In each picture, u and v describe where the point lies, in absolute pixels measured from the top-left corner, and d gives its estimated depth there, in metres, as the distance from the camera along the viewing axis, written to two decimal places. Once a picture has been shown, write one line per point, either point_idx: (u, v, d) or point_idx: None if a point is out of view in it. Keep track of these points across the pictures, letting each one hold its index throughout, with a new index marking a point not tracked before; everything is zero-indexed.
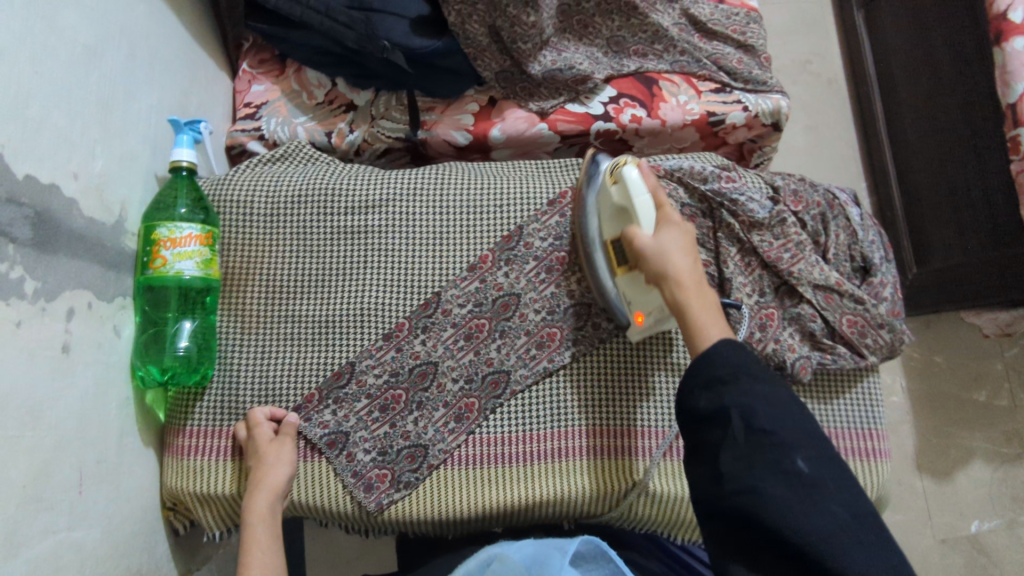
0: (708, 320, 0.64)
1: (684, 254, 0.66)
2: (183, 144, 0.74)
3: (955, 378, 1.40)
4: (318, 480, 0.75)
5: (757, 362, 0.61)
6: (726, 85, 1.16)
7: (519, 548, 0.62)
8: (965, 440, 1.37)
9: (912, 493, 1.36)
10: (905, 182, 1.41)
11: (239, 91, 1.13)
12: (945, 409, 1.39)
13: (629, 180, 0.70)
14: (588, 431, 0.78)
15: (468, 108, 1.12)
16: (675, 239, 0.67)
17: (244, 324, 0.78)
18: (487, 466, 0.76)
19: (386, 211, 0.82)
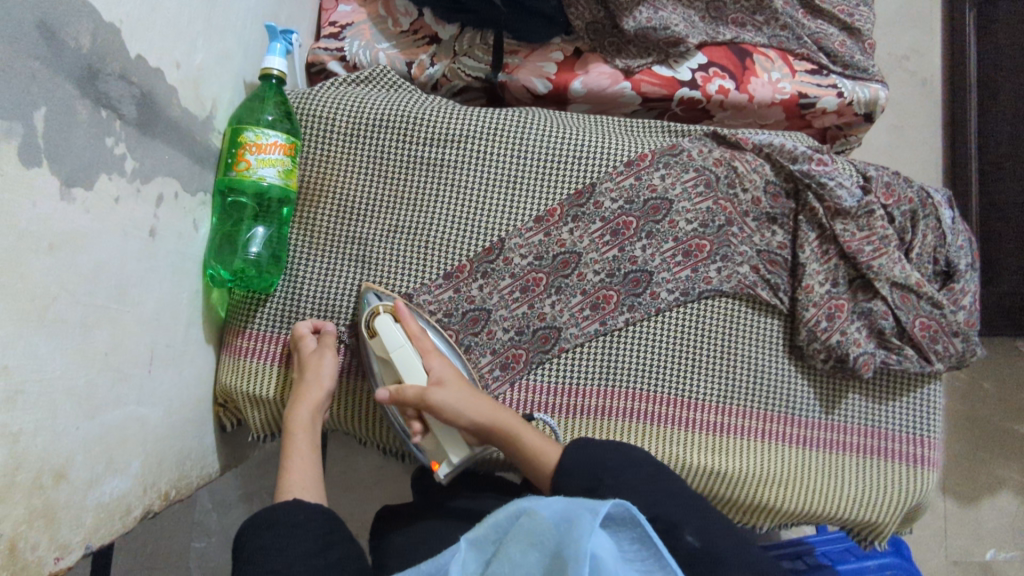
0: (537, 443, 0.70)
1: (468, 396, 0.70)
2: (276, 52, 0.74)
3: (1001, 406, 1.36)
4: (355, 395, 0.78)
5: (611, 459, 0.64)
6: (823, 68, 1.11)
7: (551, 504, 0.50)
8: (998, 469, 1.34)
9: (933, 513, 1.33)
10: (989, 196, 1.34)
11: (326, 9, 1.13)
12: (984, 434, 1.35)
13: (385, 333, 0.70)
14: (636, 395, 0.77)
15: (551, 57, 1.09)
16: (449, 375, 0.70)
17: (312, 239, 0.79)
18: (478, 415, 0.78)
19: (463, 148, 0.81)
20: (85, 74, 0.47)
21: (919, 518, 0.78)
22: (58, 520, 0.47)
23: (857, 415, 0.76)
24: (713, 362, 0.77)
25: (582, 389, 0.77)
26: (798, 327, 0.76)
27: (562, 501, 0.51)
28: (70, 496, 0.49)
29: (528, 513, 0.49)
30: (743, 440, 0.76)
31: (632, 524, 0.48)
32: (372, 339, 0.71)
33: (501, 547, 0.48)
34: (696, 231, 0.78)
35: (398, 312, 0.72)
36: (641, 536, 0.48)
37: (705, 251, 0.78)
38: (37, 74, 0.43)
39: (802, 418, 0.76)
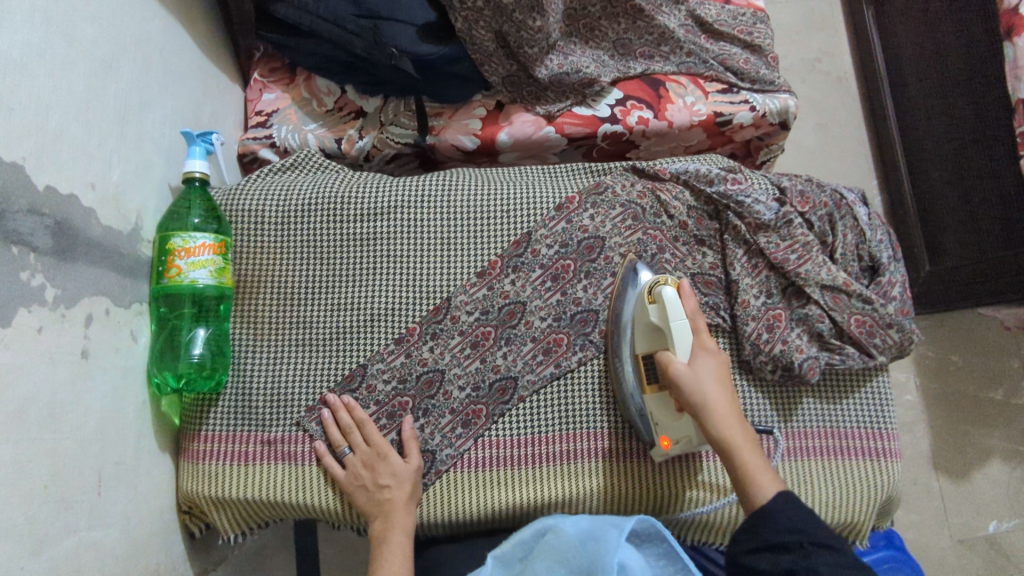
0: (760, 473, 0.63)
1: (730, 415, 0.65)
2: (195, 155, 0.75)
3: (972, 377, 1.39)
4: (300, 478, 0.76)
5: (817, 519, 0.58)
6: (733, 86, 1.17)
7: (576, 523, 0.68)
8: (982, 439, 1.36)
9: (928, 493, 1.35)
10: (918, 178, 1.40)
11: (250, 100, 1.15)
12: (962, 407, 1.38)
13: (667, 301, 0.70)
14: (609, 434, 0.77)
15: (475, 113, 1.13)
16: (717, 375, 0.67)
17: (256, 330, 0.79)
18: (492, 470, 0.76)
19: (394, 218, 0.82)
20: None
21: (894, 510, 0.79)
22: None
23: (814, 418, 0.78)
24: None
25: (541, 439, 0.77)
26: (742, 343, 0.78)
27: (586, 521, 0.69)
28: None
29: (554, 530, 0.68)
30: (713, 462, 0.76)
31: (656, 539, 0.66)
32: (651, 305, 0.72)
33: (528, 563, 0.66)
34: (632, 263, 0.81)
35: (680, 288, 0.72)
36: (665, 551, 0.66)
37: None
38: None
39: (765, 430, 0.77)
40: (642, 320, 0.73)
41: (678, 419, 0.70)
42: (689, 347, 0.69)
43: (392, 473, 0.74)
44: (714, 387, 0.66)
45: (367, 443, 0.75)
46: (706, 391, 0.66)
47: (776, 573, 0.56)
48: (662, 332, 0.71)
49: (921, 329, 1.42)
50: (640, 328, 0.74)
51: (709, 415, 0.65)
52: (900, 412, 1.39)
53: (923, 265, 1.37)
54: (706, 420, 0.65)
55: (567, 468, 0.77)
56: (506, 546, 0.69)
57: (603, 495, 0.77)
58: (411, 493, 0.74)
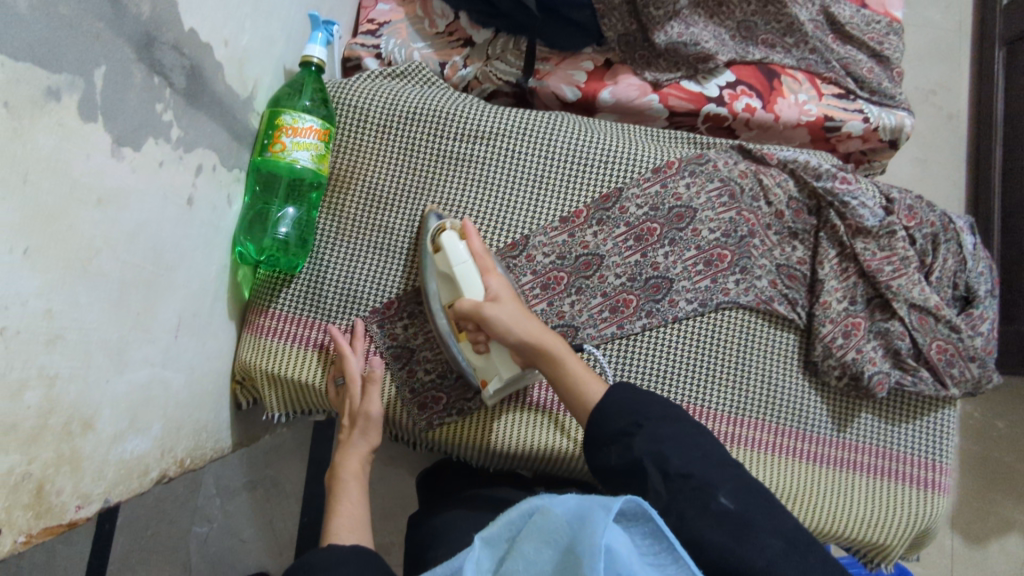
0: (586, 377, 0.66)
1: (533, 327, 0.67)
2: (317, 40, 0.76)
3: (1013, 447, 1.34)
4: (302, 356, 0.77)
5: (650, 405, 0.62)
6: (851, 93, 1.12)
7: (565, 502, 0.50)
8: (1008, 510, 1.32)
9: (939, 550, 1.31)
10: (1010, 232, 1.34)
11: (365, 7, 1.16)
12: (997, 474, 1.33)
13: (451, 249, 0.69)
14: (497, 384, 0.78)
15: (582, 66, 1.12)
16: (508, 290, 0.68)
17: (340, 224, 0.79)
18: (527, 408, 0.77)
19: (491, 145, 0.81)
20: (142, 40, 0.49)
21: (926, 544, 0.78)
22: (79, 468, 0.48)
23: (869, 434, 0.76)
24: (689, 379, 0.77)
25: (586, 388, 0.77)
26: (814, 343, 0.76)
27: (576, 499, 0.50)
28: (94, 448, 0.50)
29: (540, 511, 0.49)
30: (762, 454, 0.75)
31: (643, 518, 0.49)
32: (437, 254, 0.70)
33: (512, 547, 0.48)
34: (717, 241, 0.79)
35: (464, 231, 0.72)
36: (654, 530, 0.49)
37: (725, 261, 0.78)
38: (101, 35, 0.45)
39: (818, 433, 0.76)
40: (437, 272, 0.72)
41: (487, 358, 0.70)
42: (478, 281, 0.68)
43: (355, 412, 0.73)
44: (518, 313, 0.66)
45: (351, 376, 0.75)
46: (509, 321, 0.65)
47: (625, 466, 0.59)
48: (451, 279, 0.70)
49: None
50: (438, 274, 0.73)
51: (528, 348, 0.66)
52: None
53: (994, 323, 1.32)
54: (518, 346, 0.66)
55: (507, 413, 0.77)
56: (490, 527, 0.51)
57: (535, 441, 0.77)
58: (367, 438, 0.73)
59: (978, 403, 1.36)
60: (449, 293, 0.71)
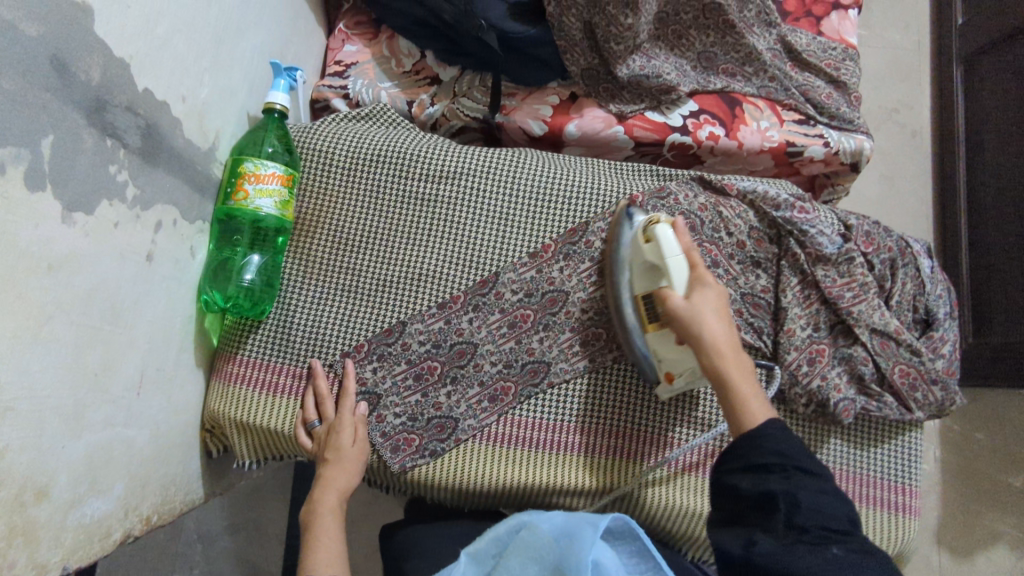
0: (753, 398, 0.60)
1: (727, 354, 0.63)
2: (279, 88, 0.76)
3: (994, 458, 1.35)
4: (270, 403, 0.76)
5: (804, 451, 0.57)
6: (811, 118, 1.15)
7: (552, 518, 0.66)
8: (992, 522, 1.32)
9: (926, 565, 1.32)
10: (977, 247, 1.36)
11: (331, 49, 1.17)
12: (981, 488, 1.34)
13: (663, 238, 0.69)
14: (584, 429, 0.77)
15: (548, 100, 1.14)
16: (715, 311, 0.64)
17: (306, 268, 0.79)
18: (511, 447, 0.76)
19: (456, 184, 0.82)
20: (92, 105, 0.50)
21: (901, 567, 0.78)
22: (36, 538, 0.48)
23: (841, 460, 0.77)
24: (664, 411, 0.77)
25: (555, 423, 0.77)
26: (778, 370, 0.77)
27: (562, 516, 0.67)
28: (49, 515, 0.49)
29: (530, 526, 0.65)
30: None
31: (629, 538, 0.66)
32: (647, 244, 0.70)
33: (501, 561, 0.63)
34: None
35: (675, 226, 0.71)
36: (637, 549, 0.66)
37: None
38: (48, 105, 0.45)
39: None
40: (640, 261, 0.72)
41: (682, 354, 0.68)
42: (688, 278, 0.67)
43: (337, 448, 0.71)
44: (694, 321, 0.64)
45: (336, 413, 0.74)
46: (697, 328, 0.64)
47: (752, 495, 0.54)
48: (657, 270, 0.69)
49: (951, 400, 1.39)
50: (640, 267, 0.72)
51: (704, 348, 0.63)
52: None
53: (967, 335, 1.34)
54: (699, 351, 0.63)
55: (492, 446, 0.76)
56: (479, 543, 0.66)
57: (528, 478, 0.76)
58: (347, 474, 0.70)
59: (957, 416, 1.38)
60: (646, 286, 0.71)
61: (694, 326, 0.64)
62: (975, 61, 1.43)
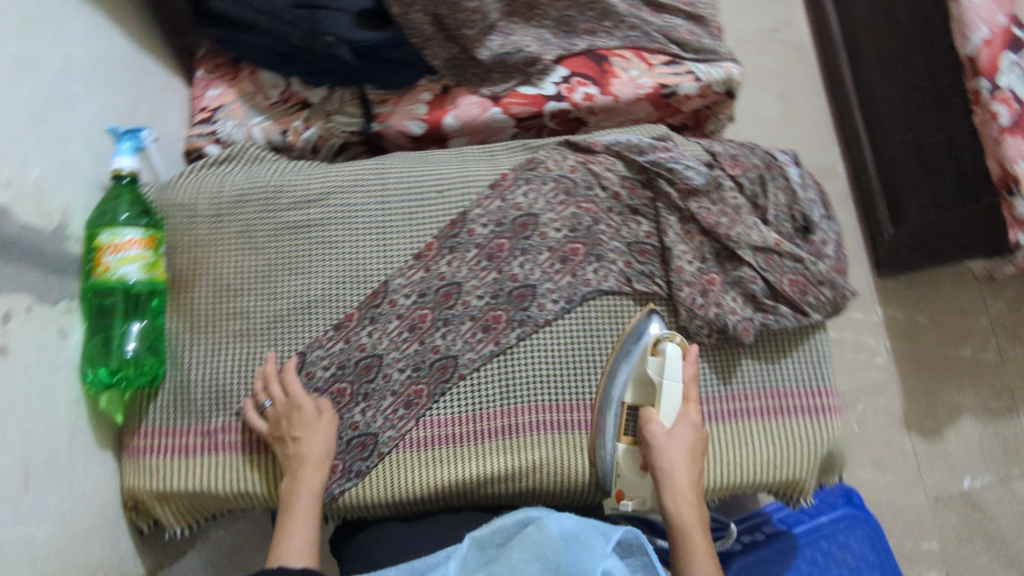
0: (701, 556, 0.64)
1: (687, 486, 0.68)
2: (124, 152, 0.75)
3: (943, 335, 1.37)
4: (178, 467, 0.74)
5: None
6: (677, 57, 1.17)
7: (561, 520, 0.65)
8: (953, 396, 1.34)
9: (902, 454, 1.32)
10: (877, 140, 1.39)
11: (195, 97, 1.14)
12: (932, 365, 1.36)
13: (667, 357, 0.73)
14: (515, 411, 0.77)
15: (421, 98, 1.13)
16: (684, 449, 0.70)
17: (192, 323, 0.78)
18: (437, 448, 0.76)
19: (325, 205, 0.81)
20: None
21: (836, 465, 0.81)
22: None
23: (755, 380, 0.79)
24: (581, 376, 0.78)
25: (476, 413, 0.77)
26: (677, 308, 0.79)
27: (570, 519, 0.65)
28: None
29: (537, 522, 0.64)
30: None
31: (638, 551, 0.64)
32: (651, 357, 0.75)
33: (504, 553, 0.62)
34: (568, 237, 0.80)
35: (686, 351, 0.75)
36: (646, 563, 0.64)
37: (580, 253, 0.80)
38: None
39: (707, 392, 0.79)
40: (639, 373, 0.76)
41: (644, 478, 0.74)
42: (678, 409, 0.72)
43: (305, 424, 0.72)
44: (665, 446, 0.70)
45: (285, 396, 0.73)
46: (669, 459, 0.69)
47: None
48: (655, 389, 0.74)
49: (889, 291, 1.40)
50: (635, 388, 0.76)
51: (667, 482, 0.69)
52: (871, 376, 1.36)
53: (887, 228, 1.37)
54: (665, 490, 0.68)
55: (416, 453, 0.76)
56: (485, 530, 0.65)
57: (460, 474, 0.75)
58: (322, 442, 0.71)
59: (898, 304, 1.39)
60: (640, 400, 0.76)
61: (663, 456, 0.69)
62: None
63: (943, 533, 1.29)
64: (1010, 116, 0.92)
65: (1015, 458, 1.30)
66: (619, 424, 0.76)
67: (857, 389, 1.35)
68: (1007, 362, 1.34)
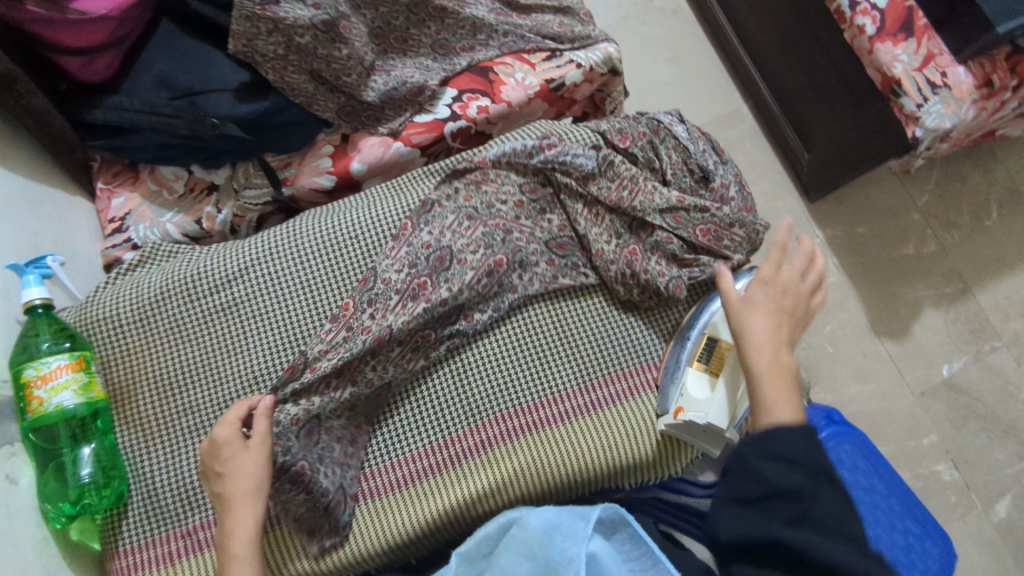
0: (781, 402, 0.63)
1: (769, 350, 0.67)
2: (31, 283, 0.74)
3: (882, 241, 1.41)
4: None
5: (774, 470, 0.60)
6: (555, 51, 1.21)
7: (541, 514, 0.66)
8: (909, 294, 1.37)
9: (879, 361, 1.34)
10: (770, 78, 1.44)
11: (101, 210, 1.13)
12: (882, 270, 1.39)
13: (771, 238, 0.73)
14: (482, 426, 0.78)
15: (323, 152, 1.14)
16: (766, 320, 0.69)
17: (145, 431, 0.77)
18: (416, 484, 0.77)
19: (247, 281, 0.82)
20: None
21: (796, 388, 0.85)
22: None
23: None
24: (536, 374, 0.80)
25: (445, 438, 0.78)
26: (614, 289, 0.82)
27: (550, 511, 0.66)
28: None
29: (519, 523, 0.66)
30: (621, 405, 0.79)
31: (623, 525, 0.65)
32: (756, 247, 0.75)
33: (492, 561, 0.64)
34: (486, 254, 0.79)
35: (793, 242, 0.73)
36: (631, 536, 0.65)
37: (505, 264, 0.79)
38: None
39: (655, 357, 0.81)
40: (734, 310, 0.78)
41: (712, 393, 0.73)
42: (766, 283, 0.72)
43: (224, 457, 0.67)
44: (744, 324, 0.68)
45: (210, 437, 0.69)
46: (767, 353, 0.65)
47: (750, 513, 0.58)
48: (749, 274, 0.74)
49: (823, 213, 1.43)
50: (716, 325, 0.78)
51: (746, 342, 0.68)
52: (829, 295, 1.38)
53: (803, 155, 1.41)
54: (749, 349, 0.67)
55: (394, 495, 0.76)
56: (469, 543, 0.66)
57: (441, 503, 0.76)
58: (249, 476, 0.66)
59: (835, 224, 1.42)
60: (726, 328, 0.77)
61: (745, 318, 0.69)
62: None
63: (939, 425, 1.31)
64: (874, 24, 0.97)
65: (982, 335, 1.35)
66: (693, 351, 0.78)
67: (822, 310, 1.37)
68: (948, 248, 1.40)
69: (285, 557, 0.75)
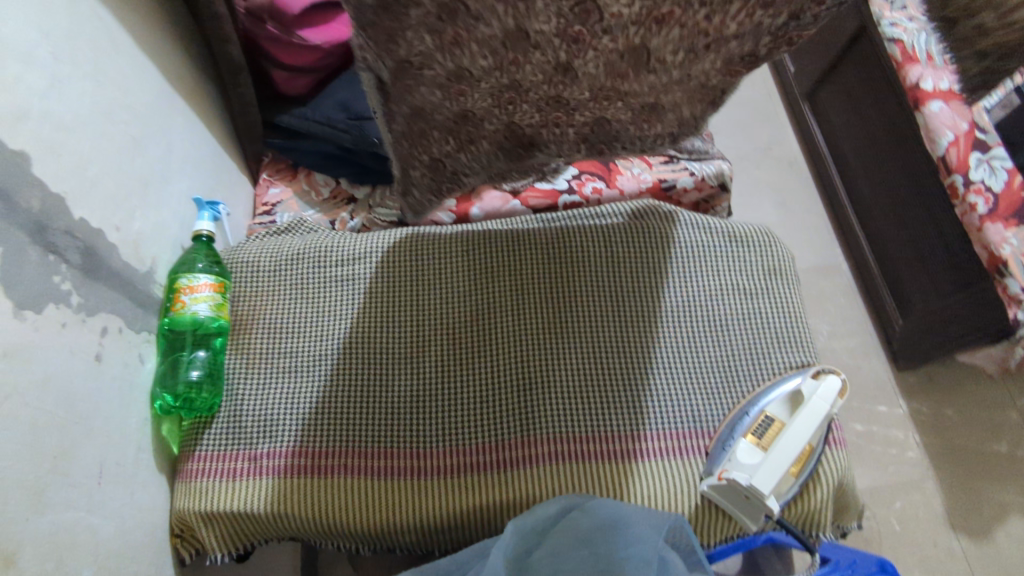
0: None
1: None
2: (204, 217, 0.91)
3: (972, 431, 1.34)
4: (218, 489, 0.81)
5: None
6: (673, 157, 1.34)
7: (608, 507, 0.74)
8: (996, 495, 1.27)
9: (951, 557, 1.22)
10: (875, 240, 1.45)
11: (258, 194, 1.33)
12: (967, 462, 1.30)
13: None
14: (533, 440, 0.83)
15: (451, 193, 1.31)
16: None
17: (249, 361, 0.88)
18: (461, 475, 0.82)
19: (369, 262, 0.94)
20: (34, 227, 0.61)
21: (850, 496, 0.84)
22: None
23: None
24: (596, 409, 0.85)
25: (498, 443, 0.83)
26: None
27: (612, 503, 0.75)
28: None
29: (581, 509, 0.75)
30: (665, 460, 0.82)
31: (684, 540, 0.74)
32: None
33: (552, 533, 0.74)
34: None
35: None
36: (692, 555, 0.74)
37: None
38: None
39: (710, 427, 0.84)
40: (790, 398, 0.82)
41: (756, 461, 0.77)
42: None
43: None
44: None
45: None
46: None
47: None
48: None
49: (909, 386, 1.39)
50: (773, 407, 0.82)
51: None
52: (903, 470, 1.30)
53: (896, 319, 1.38)
54: None
55: (440, 479, 0.82)
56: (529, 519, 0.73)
57: (480, 500, 0.80)
58: None
59: (923, 398, 1.37)
60: (780, 409, 0.82)
61: None
62: (815, 94, 1.64)
63: None
64: (987, 205, 1.01)
65: None
66: (745, 425, 0.81)
67: (894, 482, 1.29)
68: None
69: (326, 506, 0.80)
